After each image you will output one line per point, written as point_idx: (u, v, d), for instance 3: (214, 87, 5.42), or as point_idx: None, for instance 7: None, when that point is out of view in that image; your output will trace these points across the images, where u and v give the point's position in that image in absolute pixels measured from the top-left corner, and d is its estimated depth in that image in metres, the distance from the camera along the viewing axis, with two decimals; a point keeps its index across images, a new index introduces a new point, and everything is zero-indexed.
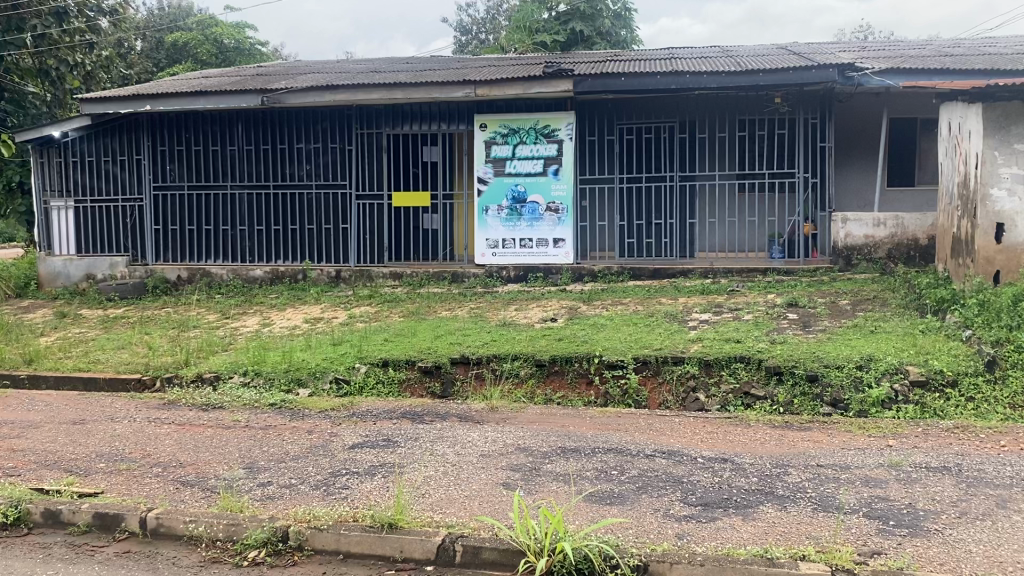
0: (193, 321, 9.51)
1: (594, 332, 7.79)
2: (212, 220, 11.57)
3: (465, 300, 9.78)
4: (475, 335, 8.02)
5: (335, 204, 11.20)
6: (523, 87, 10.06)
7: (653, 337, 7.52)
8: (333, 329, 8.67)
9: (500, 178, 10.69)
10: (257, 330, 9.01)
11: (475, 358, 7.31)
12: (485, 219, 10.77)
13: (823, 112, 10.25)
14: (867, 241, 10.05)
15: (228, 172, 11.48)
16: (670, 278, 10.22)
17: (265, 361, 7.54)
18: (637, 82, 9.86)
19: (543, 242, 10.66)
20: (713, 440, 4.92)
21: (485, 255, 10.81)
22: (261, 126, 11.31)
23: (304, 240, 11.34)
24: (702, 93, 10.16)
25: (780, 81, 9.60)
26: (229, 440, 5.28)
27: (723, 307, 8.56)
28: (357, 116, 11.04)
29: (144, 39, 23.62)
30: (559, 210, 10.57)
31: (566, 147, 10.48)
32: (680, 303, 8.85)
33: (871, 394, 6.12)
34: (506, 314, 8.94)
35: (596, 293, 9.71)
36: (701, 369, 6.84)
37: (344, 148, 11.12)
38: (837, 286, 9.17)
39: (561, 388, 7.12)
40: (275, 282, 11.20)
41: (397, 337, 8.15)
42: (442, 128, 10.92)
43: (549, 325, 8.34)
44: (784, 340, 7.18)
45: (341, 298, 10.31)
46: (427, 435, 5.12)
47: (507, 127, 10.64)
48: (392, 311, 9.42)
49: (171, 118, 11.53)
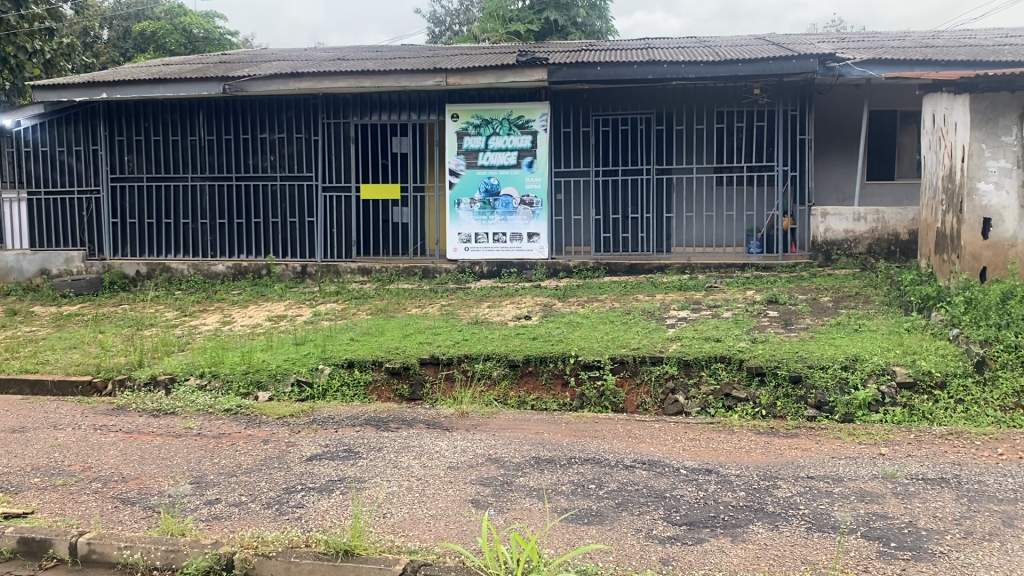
0: (151, 320, 9.09)
1: (569, 331, 7.49)
2: (172, 213, 11.11)
3: (436, 296, 9.44)
4: (446, 334, 7.69)
5: (301, 197, 10.81)
6: (496, 76, 9.71)
7: (631, 336, 7.23)
8: (297, 328, 8.30)
9: (472, 171, 10.34)
10: (218, 329, 8.62)
11: (445, 359, 6.98)
12: (458, 212, 10.42)
13: (802, 103, 10.01)
14: (847, 235, 9.84)
15: (189, 163, 11.04)
16: (647, 274, 9.95)
17: (223, 362, 7.16)
18: (613, 72, 9.56)
19: (517, 236, 10.33)
20: (696, 448, 4.63)
21: (457, 250, 10.47)
22: (223, 115, 10.89)
23: (268, 235, 10.94)
24: (680, 83, 9.88)
25: (760, 72, 9.35)
26: (177, 450, 4.91)
27: (703, 304, 8.29)
28: (323, 105, 10.63)
29: (108, 27, 22.92)
30: (533, 203, 10.24)
31: (540, 139, 10.15)
32: (657, 300, 8.57)
33: (857, 396, 5.90)
34: (478, 311, 8.62)
35: (571, 289, 9.41)
36: (680, 370, 6.56)
37: (310, 139, 10.72)
38: (818, 282, 8.95)
39: (536, 390, 6.82)
40: (238, 278, 10.77)
41: (364, 336, 7.79)
42: (412, 118, 10.55)
43: (523, 323, 8.03)
44: (765, 339, 6.91)
45: (306, 295, 9.93)
46: (391, 445, 4.79)
47: (480, 117, 10.28)
48: (359, 309, 9.06)
49: (129, 107, 11.06)
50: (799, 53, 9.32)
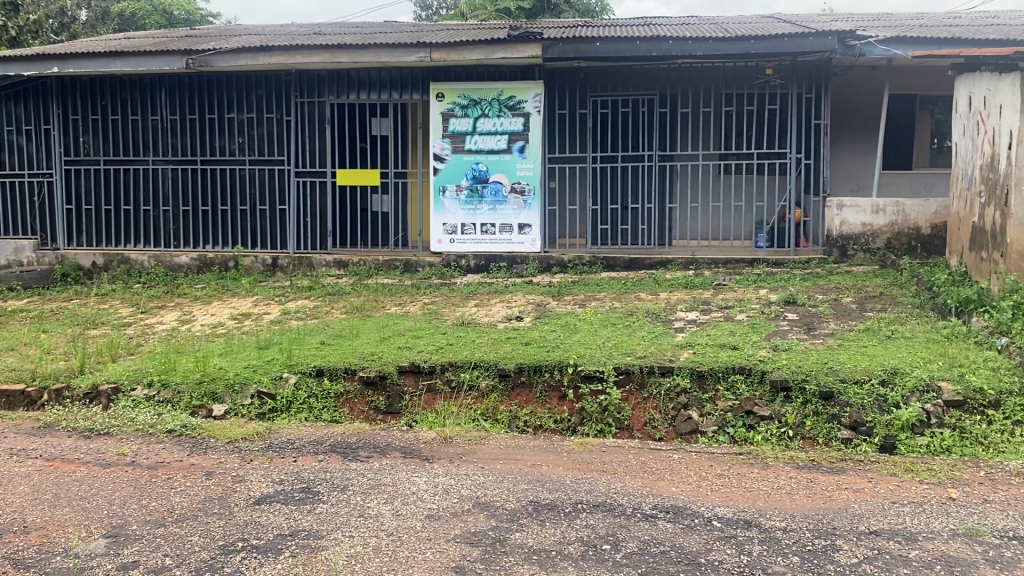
0: (102, 317, 8.22)
1: (566, 335, 6.68)
2: (131, 200, 10.20)
3: (418, 293, 8.62)
4: (428, 338, 6.86)
5: (271, 183, 9.93)
6: (485, 52, 8.87)
7: (636, 342, 6.43)
8: (262, 329, 7.45)
9: (458, 156, 9.49)
10: (175, 329, 7.76)
11: (427, 367, 6.18)
12: (443, 201, 9.58)
13: (818, 85, 9.21)
14: (864, 229, 9.09)
15: (149, 144, 10.10)
16: (647, 270, 9.16)
17: (175, 370, 6.32)
18: (614, 49, 8.72)
19: (507, 227, 9.52)
20: (727, 489, 3.85)
21: (442, 242, 9.62)
22: (187, 93, 9.97)
23: (236, 223, 10.07)
24: (686, 62, 9.06)
25: (774, 50, 8.55)
26: (101, 486, 4.07)
27: (713, 305, 7.50)
28: (296, 83, 9.73)
29: (86, 7, 21.69)
30: (524, 192, 9.43)
31: (533, 121, 9.32)
32: (662, 300, 7.78)
33: (899, 417, 5.14)
34: (465, 311, 7.79)
35: (566, 286, 8.61)
36: (694, 382, 5.81)
37: (282, 119, 9.82)
38: (836, 281, 8.19)
39: (529, 403, 6.01)
40: (202, 270, 9.91)
41: (336, 339, 6.96)
42: (393, 98, 9.65)
43: (514, 324, 7.21)
44: (787, 347, 6.13)
45: (277, 290, 9.09)
46: (358, 482, 3.96)
47: (467, 97, 9.42)
48: (333, 306, 8.22)
49: (84, 83, 10.11)
50: (816, 30, 8.52)
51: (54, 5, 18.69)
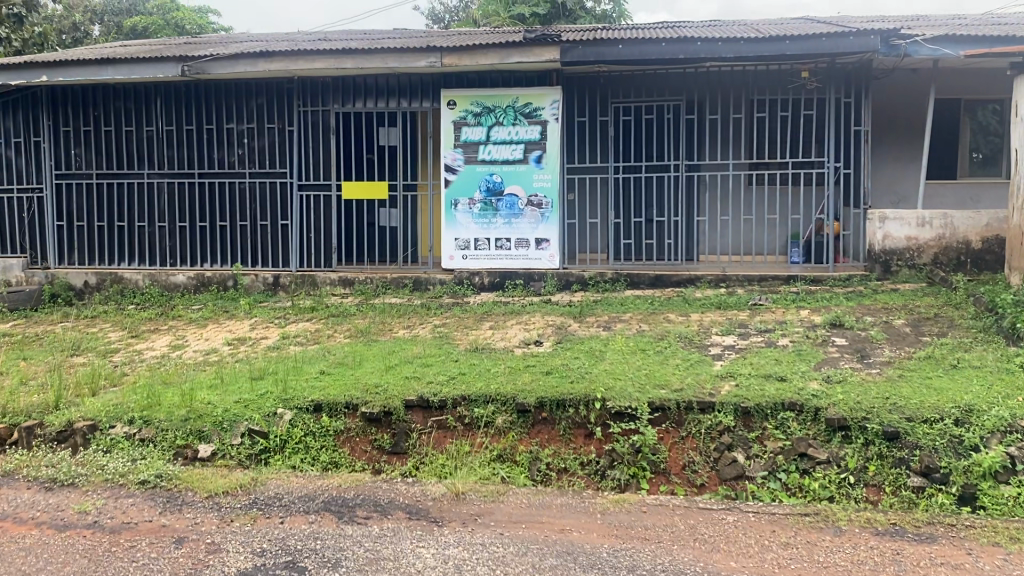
0: (88, 343, 7.62)
1: (592, 364, 6.04)
2: (124, 216, 9.62)
3: (429, 315, 7.99)
4: (439, 366, 6.22)
5: (272, 197, 9.32)
6: (499, 56, 8.26)
7: (670, 373, 5.77)
8: (258, 356, 6.84)
9: (471, 167, 8.88)
10: (165, 356, 7.14)
11: (438, 402, 5.55)
12: (454, 215, 8.96)
13: (857, 89, 8.55)
14: (909, 243, 8.41)
15: (144, 157, 9.54)
16: (675, 287, 8.52)
17: (159, 406, 5.71)
18: (638, 51, 8.09)
19: (523, 242, 8.89)
20: (797, 565, 3.19)
21: (454, 258, 9.00)
22: (183, 102, 9.40)
23: (236, 240, 9.47)
24: (715, 64, 8.42)
25: (811, 51, 7.91)
26: (51, 558, 3.45)
27: (751, 328, 6.84)
28: (298, 90, 9.14)
29: (99, 22, 21.39)
30: (541, 205, 8.79)
31: (550, 129, 8.69)
32: (694, 322, 7.11)
33: (978, 464, 4.46)
34: (478, 335, 7.15)
35: (588, 306, 7.97)
36: (738, 420, 5.18)
37: (284, 129, 9.22)
38: (884, 301, 7.51)
39: (552, 443, 5.37)
40: (199, 290, 9.31)
41: (338, 367, 6.32)
42: (402, 105, 9.03)
43: (532, 350, 6.57)
44: (841, 379, 5.46)
45: (278, 311, 8.48)
46: (354, 556, 3.32)
47: (480, 105, 8.80)
48: (337, 330, 7.60)
49: (75, 92, 9.55)
50: (858, 29, 7.87)
51: (68, 20, 18.34)
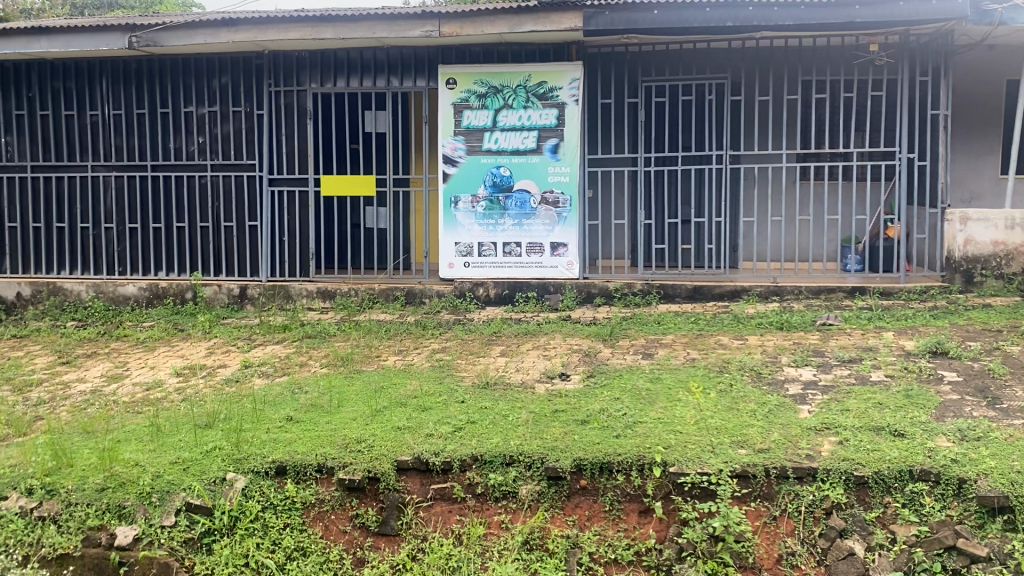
0: (6, 371, 6.20)
1: (639, 408, 4.65)
2: (64, 216, 8.17)
3: (425, 335, 6.61)
4: (440, 410, 4.81)
5: (239, 193, 7.88)
6: (509, 24, 6.87)
7: (747, 424, 4.39)
8: (212, 394, 5.42)
9: (475, 158, 7.47)
10: (96, 390, 5.72)
11: (440, 465, 4.16)
12: (454, 215, 7.56)
13: (935, 66, 7.20)
14: (996, 249, 7.05)
15: (88, 146, 8.08)
16: (716, 302, 7.19)
17: (68, 469, 4.31)
18: (677, 17, 6.70)
19: (536, 248, 7.50)
20: None
21: (454, 266, 7.60)
22: (134, 82, 7.95)
23: (195, 244, 8.03)
24: (766, 36, 7.03)
25: (885, 19, 6.53)
26: None
27: (830, 358, 5.49)
28: (269, 67, 7.70)
29: None
30: (558, 203, 7.40)
31: (569, 113, 7.31)
32: (755, 350, 5.75)
33: None
34: (489, 364, 5.76)
35: (618, 325, 6.62)
36: (851, 494, 3.83)
37: (252, 113, 7.78)
38: (979, 320, 6.17)
39: (596, 521, 4.00)
40: (152, 304, 7.88)
41: (311, 410, 4.91)
42: (392, 85, 7.61)
43: (558, 387, 5.19)
44: (981, 433, 4.08)
45: (243, 330, 7.07)
46: None
47: (485, 84, 7.39)
48: (312, 356, 6.17)
49: (8, 70, 8.11)
50: None
51: (48, 12, 16.64)
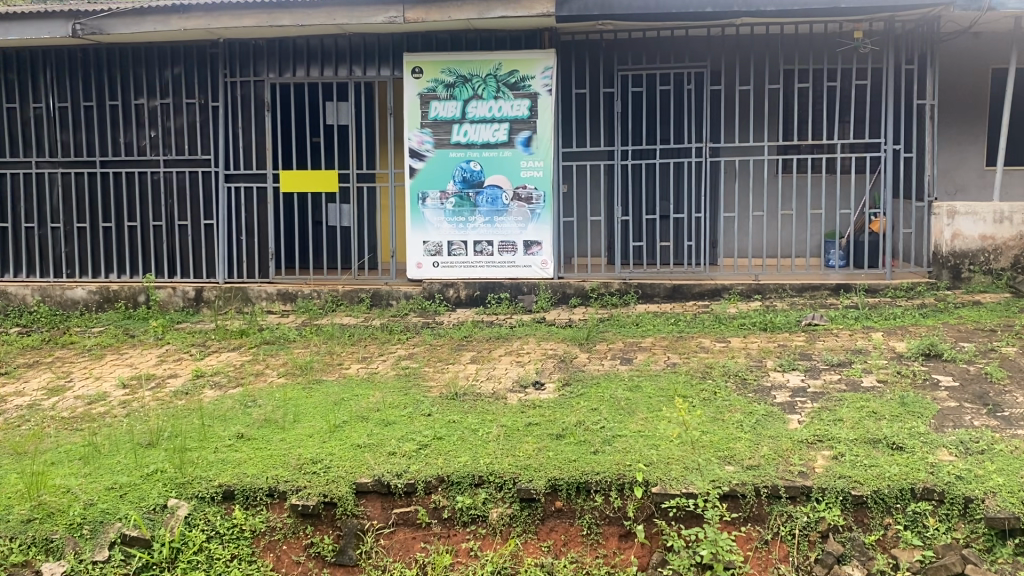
0: None
1: (619, 421, 4.33)
2: (8, 215, 7.71)
3: (390, 340, 6.25)
4: (404, 424, 4.46)
5: (194, 190, 7.46)
6: (477, 10, 6.49)
7: (734, 436, 4.08)
8: (158, 407, 5.03)
9: (443, 152, 7.11)
10: (33, 403, 5.30)
11: (403, 488, 3.82)
12: (422, 212, 7.19)
13: (920, 53, 6.93)
14: (983, 244, 6.81)
15: (32, 141, 7.61)
16: (696, 301, 6.90)
17: None
18: (654, 2, 6.36)
19: (509, 246, 7.15)
20: None
21: (422, 266, 7.23)
22: (80, 72, 7.48)
23: (148, 245, 7.60)
24: (747, 22, 6.71)
25: (872, 4, 6.23)
26: None
27: (818, 362, 5.20)
28: (224, 56, 7.28)
29: None
30: (531, 198, 7.06)
31: (541, 104, 6.96)
32: (739, 353, 5.45)
33: None
34: (457, 372, 5.42)
35: (594, 326, 6.30)
36: (848, 516, 3.54)
37: (207, 105, 7.36)
38: (970, 319, 5.92)
39: (572, 547, 3.67)
40: (103, 308, 7.46)
41: (264, 425, 4.54)
42: (354, 74, 7.22)
43: (531, 396, 4.85)
44: (986, 446, 3.80)
45: (198, 335, 6.68)
46: None
47: (453, 73, 7.02)
48: (269, 364, 5.78)
49: None
50: None
51: None
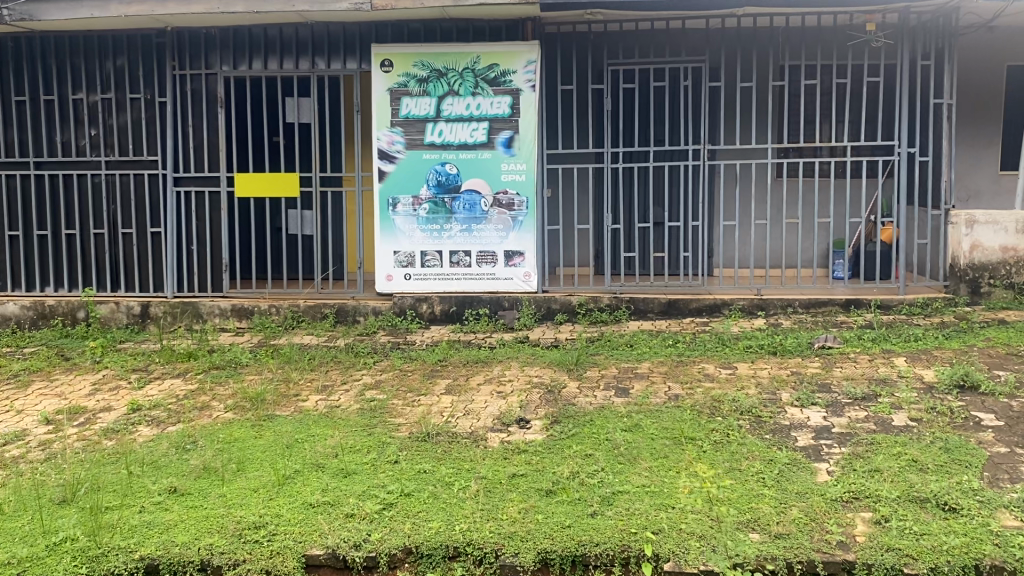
0: None
1: (618, 472, 3.69)
2: None
3: (355, 364, 5.59)
4: (366, 474, 3.80)
5: (139, 195, 6.74)
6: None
7: (755, 492, 3.46)
8: (80, 449, 4.33)
9: (416, 153, 6.44)
10: None
11: (363, 561, 3.16)
12: (393, 219, 6.51)
13: (937, 48, 6.37)
14: (1005, 256, 6.26)
15: None
16: (693, 319, 6.29)
17: None
18: None
19: (488, 257, 6.50)
20: None
21: (392, 278, 6.55)
22: (11, 63, 6.73)
23: (89, 255, 6.87)
24: (751, 13, 6.10)
25: None
26: None
27: (838, 394, 4.60)
28: (172, 46, 6.56)
29: None
30: (512, 205, 6.42)
31: (524, 102, 6.32)
32: (748, 383, 4.84)
33: None
34: (430, 404, 4.76)
35: (582, 348, 5.67)
36: None
37: (154, 101, 6.65)
38: (997, 342, 5.36)
39: None
40: (37, 325, 6.74)
41: (201, 475, 3.86)
42: (317, 67, 6.54)
43: (514, 437, 4.21)
44: None
45: (140, 357, 5.99)
46: None
47: (427, 67, 6.35)
48: (216, 396, 5.08)
49: None
50: None
51: None
